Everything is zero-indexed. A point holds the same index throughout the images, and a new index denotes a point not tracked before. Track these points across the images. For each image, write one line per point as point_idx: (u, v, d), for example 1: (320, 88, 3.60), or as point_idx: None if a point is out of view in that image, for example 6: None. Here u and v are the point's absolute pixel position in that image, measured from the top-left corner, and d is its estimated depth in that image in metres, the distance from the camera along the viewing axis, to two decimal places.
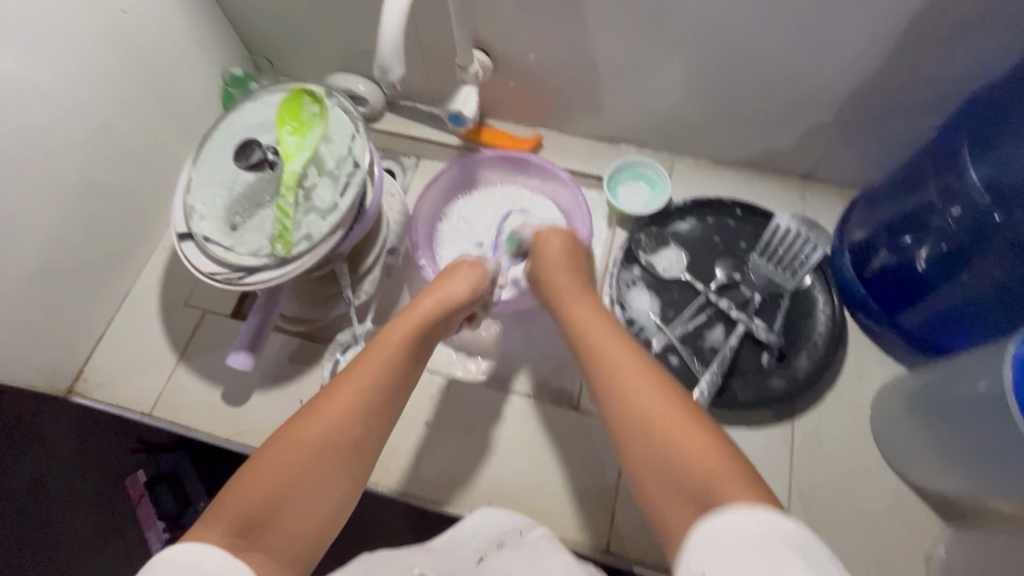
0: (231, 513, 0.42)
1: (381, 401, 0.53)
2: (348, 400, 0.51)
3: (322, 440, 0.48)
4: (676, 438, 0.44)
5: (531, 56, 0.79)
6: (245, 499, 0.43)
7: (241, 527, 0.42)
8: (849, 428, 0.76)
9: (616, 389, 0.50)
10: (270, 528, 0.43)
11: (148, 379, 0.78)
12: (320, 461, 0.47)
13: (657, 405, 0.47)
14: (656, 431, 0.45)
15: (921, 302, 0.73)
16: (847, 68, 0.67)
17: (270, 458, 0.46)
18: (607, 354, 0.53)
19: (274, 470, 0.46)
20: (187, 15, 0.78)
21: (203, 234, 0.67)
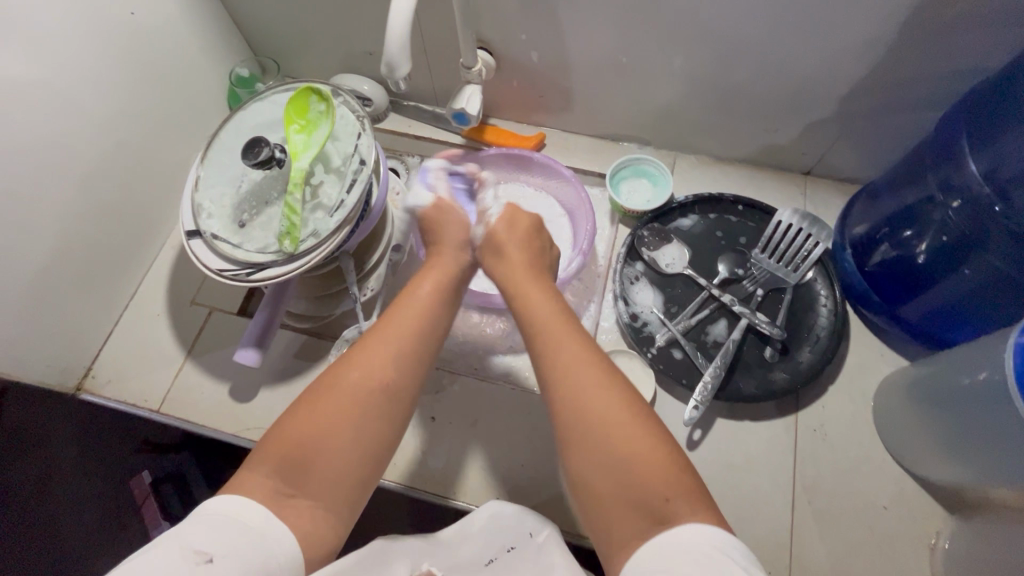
0: (272, 463, 0.47)
1: (410, 356, 0.54)
2: (378, 358, 0.53)
3: (358, 396, 0.50)
4: (645, 464, 0.47)
5: (534, 55, 0.82)
6: (287, 450, 0.47)
7: (284, 477, 0.46)
8: (853, 422, 0.74)
9: (584, 404, 0.50)
10: (310, 476, 0.47)
11: (157, 375, 0.81)
12: (353, 414, 0.50)
13: (628, 425, 0.49)
14: (633, 464, 0.47)
15: (922, 295, 0.72)
16: (842, 57, 0.70)
17: (306, 415, 0.49)
18: (575, 362, 0.52)
19: (312, 425, 0.49)
20: (198, 24, 0.85)
21: (212, 231, 0.69)
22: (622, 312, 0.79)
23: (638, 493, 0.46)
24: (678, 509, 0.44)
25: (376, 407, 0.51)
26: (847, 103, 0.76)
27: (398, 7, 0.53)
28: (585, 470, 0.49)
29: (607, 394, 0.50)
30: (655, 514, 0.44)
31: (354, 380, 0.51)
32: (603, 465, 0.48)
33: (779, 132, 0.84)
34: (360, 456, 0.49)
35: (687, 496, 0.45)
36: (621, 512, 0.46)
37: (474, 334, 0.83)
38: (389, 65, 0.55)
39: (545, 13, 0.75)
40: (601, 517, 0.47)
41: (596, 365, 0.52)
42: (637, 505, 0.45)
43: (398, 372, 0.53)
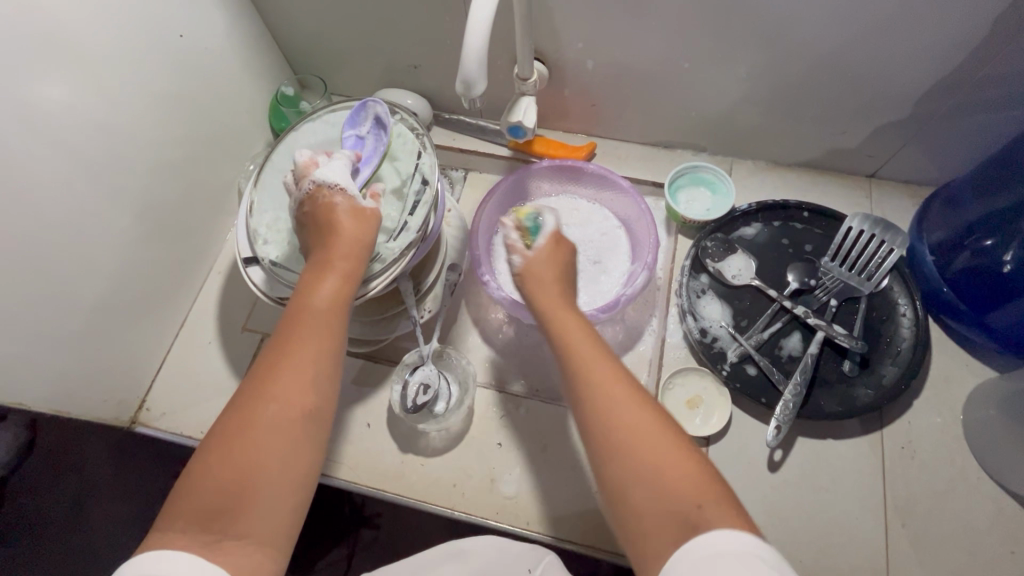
0: (190, 512, 0.43)
1: (318, 371, 0.49)
2: (295, 381, 0.48)
3: (276, 424, 0.46)
4: (678, 473, 0.43)
5: (588, 64, 0.79)
6: (204, 502, 0.43)
7: (207, 526, 0.42)
8: (942, 437, 0.71)
9: (616, 427, 0.46)
10: (236, 516, 0.43)
11: (212, 406, 0.77)
12: (283, 448, 0.46)
13: (657, 440, 0.45)
14: (665, 476, 0.43)
15: (1009, 303, 0.69)
16: (920, 56, 0.67)
17: (218, 456, 0.45)
18: (604, 382, 0.49)
19: (229, 464, 0.44)
20: (243, 45, 0.84)
21: (270, 258, 0.68)
22: (690, 328, 0.76)
23: (671, 501, 0.42)
24: (711, 518, 0.40)
25: (299, 434, 0.47)
26: (922, 103, 0.73)
27: (476, 21, 0.50)
28: (623, 494, 0.44)
29: (636, 406, 0.47)
30: (691, 524, 0.41)
31: (270, 412, 0.47)
32: (639, 484, 0.44)
33: (845, 134, 0.81)
34: (287, 479, 0.46)
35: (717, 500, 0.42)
36: (655, 526, 0.42)
37: (533, 355, 0.80)
38: (466, 83, 0.52)
39: (604, 19, 0.72)
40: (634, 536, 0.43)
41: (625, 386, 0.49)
42: (669, 516, 0.42)
43: (318, 393, 0.49)
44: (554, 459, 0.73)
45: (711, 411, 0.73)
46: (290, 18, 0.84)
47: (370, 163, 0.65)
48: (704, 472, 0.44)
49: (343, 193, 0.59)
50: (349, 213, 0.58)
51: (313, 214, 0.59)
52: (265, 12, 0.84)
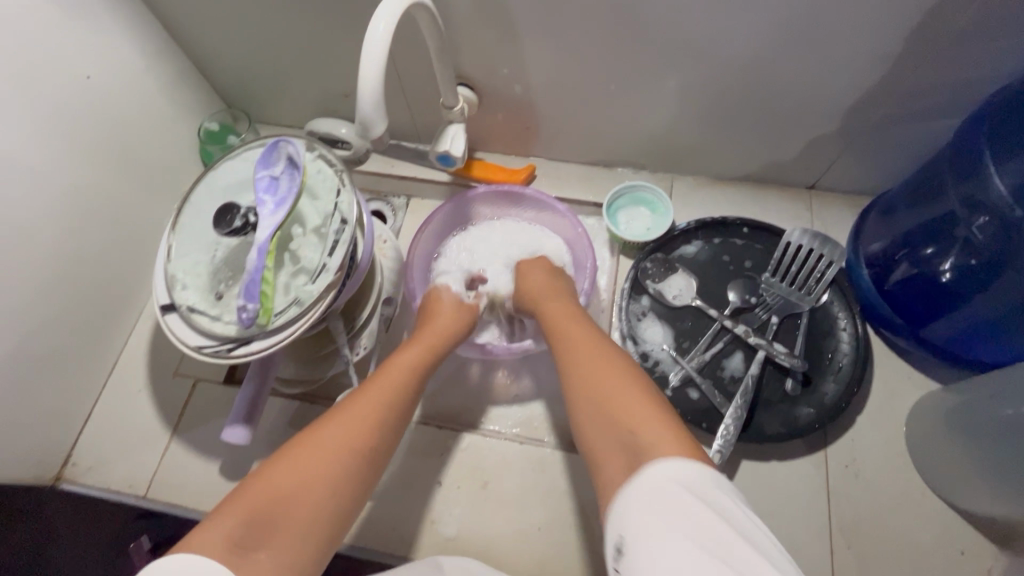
0: (243, 516, 0.44)
1: (382, 424, 0.55)
2: (366, 416, 0.54)
3: (340, 449, 0.50)
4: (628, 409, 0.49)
5: (518, 89, 0.79)
6: (260, 506, 0.45)
7: (251, 529, 0.43)
8: (885, 453, 0.70)
9: (587, 381, 0.54)
10: (279, 530, 0.44)
11: (142, 458, 0.74)
12: (335, 479, 0.49)
13: (623, 392, 0.51)
14: (612, 411, 0.50)
15: (946, 314, 0.68)
16: (845, 72, 0.66)
17: (281, 473, 0.47)
18: (581, 344, 0.59)
19: (289, 475, 0.47)
20: (166, 80, 0.82)
21: (188, 304, 0.65)
22: (630, 352, 0.74)
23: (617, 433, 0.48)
24: (647, 440, 0.45)
25: (353, 473, 0.50)
26: (853, 117, 0.72)
27: (369, 61, 0.49)
28: (581, 424, 0.53)
29: (601, 356, 0.56)
30: (633, 450, 0.46)
31: (337, 446, 0.50)
32: (600, 422, 0.50)
33: (780, 149, 0.80)
34: (331, 508, 0.48)
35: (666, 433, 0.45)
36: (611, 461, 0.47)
37: (474, 388, 0.78)
38: (364, 124, 0.50)
39: (527, 45, 0.71)
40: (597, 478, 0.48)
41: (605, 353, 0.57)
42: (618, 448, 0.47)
43: (378, 444, 0.53)
44: (495, 497, 0.71)
45: None
46: (215, 51, 0.82)
47: (284, 204, 0.61)
48: (665, 415, 0.48)
49: (457, 293, 0.74)
50: (453, 307, 0.72)
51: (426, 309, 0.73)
52: (188, 46, 0.82)
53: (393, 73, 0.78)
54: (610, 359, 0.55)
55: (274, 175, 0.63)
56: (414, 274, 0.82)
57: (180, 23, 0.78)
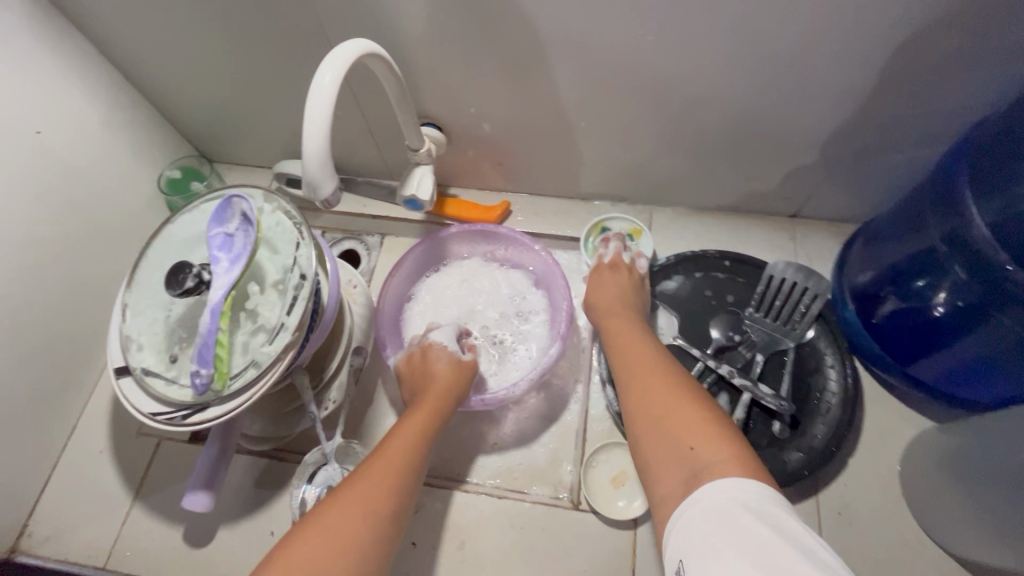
0: None
1: (398, 484, 0.52)
2: (385, 480, 0.52)
3: (361, 514, 0.48)
4: (684, 412, 0.50)
5: (486, 126, 0.77)
6: (292, 575, 0.42)
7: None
8: (878, 497, 0.67)
9: (645, 398, 0.54)
10: None
11: (101, 525, 0.71)
12: (361, 541, 0.46)
13: (686, 408, 0.51)
14: (663, 418, 0.51)
15: (936, 352, 0.65)
16: (819, 105, 0.64)
17: (305, 541, 0.45)
18: (639, 356, 0.61)
19: (318, 544, 0.44)
20: (125, 127, 0.80)
21: (143, 367, 0.61)
22: (610, 397, 0.71)
23: (672, 449, 0.48)
24: (704, 458, 0.45)
25: (378, 534, 0.48)
26: (830, 148, 0.70)
27: (312, 120, 0.46)
28: (635, 415, 0.54)
29: (659, 368, 0.58)
30: (686, 463, 0.45)
31: (359, 507, 0.48)
32: (652, 422, 0.52)
33: (758, 180, 0.78)
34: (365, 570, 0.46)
35: (711, 441, 0.46)
36: (662, 463, 0.47)
37: (450, 438, 0.74)
38: (310, 186, 0.47)
39: (491, 84, 0.70)
40: (649, 480, 0.48)
41: (668, 373, 0.56)
42: (667, 454, 0.48)
43: (398, 501, 0.51)
44: (472, 558, 0.67)
45: (636, 491, 0.68)
46: (177, 96, 0.81)
47: (239, 262, 0.59)
48: (723, 430, 0.47)
49: (452, 350, 0.69)
50: (449, 365, 0.67)
51: (413, 361, 0.69)
52: (149, 91, 0.81)
53: (358, 114, 0.76)
54: (670, 378, 0.55)
55: (231, 231, 0.60)
56: (385, 320, 0.79)
57: (138, 70, 0.77)
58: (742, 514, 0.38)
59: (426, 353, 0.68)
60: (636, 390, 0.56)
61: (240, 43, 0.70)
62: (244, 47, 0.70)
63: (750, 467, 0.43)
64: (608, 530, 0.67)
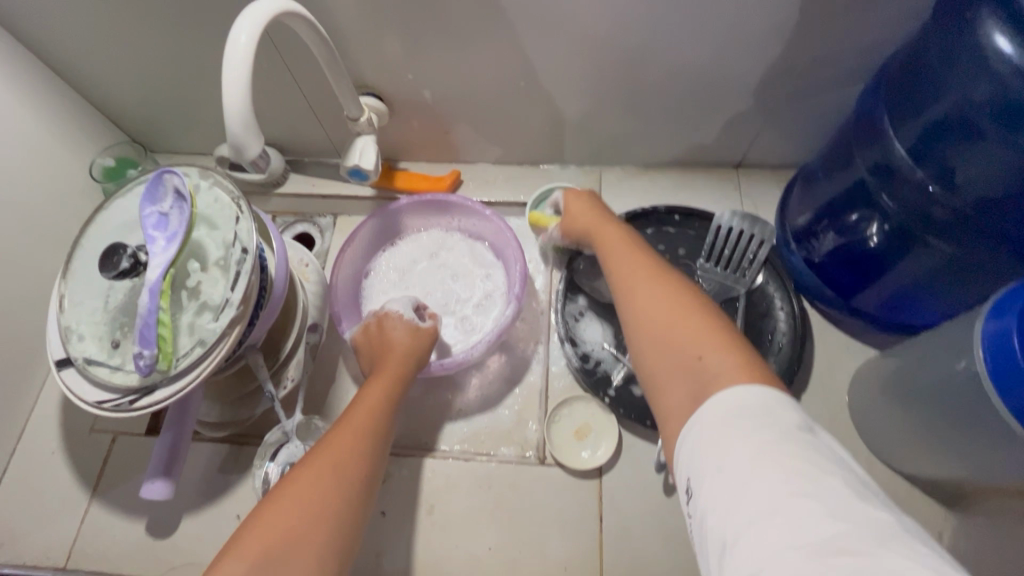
0: (252, 555, 0.41)
1: (367, 446, 0.52)
2: (353, 443, 0.52)
3: (334, 478, 0.48)
4: (690, 321, 0.45)
5: (426, 93, 0.76)
6: (272, 540, 0.42)
7: (263, 569, 0.40)
8: (829, 424, 0.70)
9: (646, 306, 0.49)
10: (290, 563, 0.41)
11: (59, 527, 0.68)
12: (338, 503, 0.46)
13: (689, 317, 0.45)
14: (667, 329, 0.45)
15: (875, 282, 0.67)
16: (748, 50, 0.65)
17: (282, 508, 0.44)
18: (633, 267, 0.55)
19: (289, 512, 0.44)
20: (49, 118, 0.76)
21: (85, 356, 0.59)
22: (570, 354, 0.72)
23: (677, 358, 0.43)
24: (714, 362, 0.40)
25: (354, 495, 0.48)
26: (764, 94, 0.71)
27: (230, 81, 0.45)
28: (634, 327, 0.49)
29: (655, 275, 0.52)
30: (695, 373, 0.41)
31: (332, 471, 0.48)
32: (654, 332, 0.46)
33: (700, 131, 0.79)
34: (343, 534, 0.45)
35: (723, 349, 0.41)
36: (669, 377, 0.43)
37: (415, 408, 0.74)
38: (236, 148, 0.46)
39: (425, 49, 0.69)
40: (654, 394, 0.44)
41: (662, 280, 0.51)
42: (674, 365, 0.43)
43: (369, 463, 0.51)
44: (444, 521, 0.67)
45: (599, 440, 0.70)
46: (103, 82, 0.78)
47: (175, 240, 0.57)
48: (733, 338, 0.42)
49: (406, 317, 0.68)
50: (406, 332, 0.66)
51: (366, 330, 0.68)
52: (72, 78, 0.77)
53: (294, 87, 0.75)
54: (669, 285, 0.50)
55: (166, 209, 0.59)
56: (339, 297, 0.78)
57: (56, 55, 0.73)
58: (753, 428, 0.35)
59: (382, 321, 0.67)
60: (634, 300, 0.50)
61: (161, 19, 0.67)
62: (164, 24, 0.67)
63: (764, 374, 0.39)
64: (575, 480, 0.68)
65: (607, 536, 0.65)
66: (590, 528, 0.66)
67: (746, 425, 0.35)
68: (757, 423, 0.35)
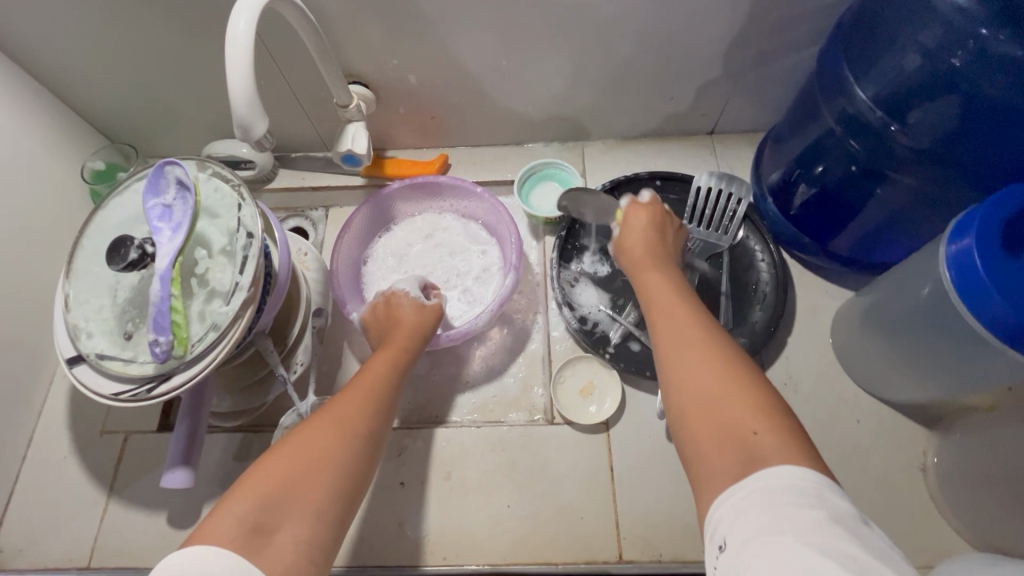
0: (253, 501, 0.43)
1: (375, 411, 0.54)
2: (361, 405, 0.53)
3: (337, 437, 0.49)
4: (738, 397, 0.42)
5: (411, 79, 0.78)
6: (273, 488, 0.44)
7: (264, 514, 0.42)
8: (817, 363, 0.74)
9: (689, 366, 0.46)
10: (289, 514, 0.43)
11: (78, 528, 0.69)
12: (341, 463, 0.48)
13: (738, 392, 0.43)
14: (715, 398, 0.43)
15: (848, 226, 0.72)
16: (714, 17, 0.69)
17: (284, 459, 0.46)
18: (687, 314, 0.52)
19: (290, 466, 0.46)
20: (34, 126, 0.76)
21: (96, 352, 0.60)
22: (570, 318, 0.75)
23: (725, 429, 0.41)
24: (770, 445, 0.38)
25: (358, 456, 0.49)
26: (733, 59, 0.75)
27: (234, 63, 0.47)
28: (680, 388, 0.45)
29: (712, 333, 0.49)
30: (744, 449, 0.39)
31: (334, 432, 0.49)
32: (702, 396, 0.43)
33: (675, 100, 0.83)
34: (346, 491, 0.47)
35: (777, 429, 0.39)
36: (714, 448, 0.40)
37: (424, 382, 0.76)
38: (243, 128, 0.48)
39: (408, 34, 0.71)
40: (693, 454, 0.42)
41: (710, 338, 0.48)
42: (722, 437, 0.41)
43: (375, 426, 0.53)
44: (461, 486, 0.70)
45: (604, 395, 0.73)
46: (86, 87, 0.78)
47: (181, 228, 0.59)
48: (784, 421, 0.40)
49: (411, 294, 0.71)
50: (412, 309, 0.69)
51: (376, 306, 0.70)
52: (52, 83, 0.77)
53: (281, 81, 0.76)
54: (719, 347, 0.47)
55: (171, 201, 0.61)
56: (342, 282, 0.79)
57: (37, 60, 0.73)
58: (803, 504, 0.34)
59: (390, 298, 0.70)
60: (682, 355, 0.47)
61: (145, 18, 0.68)
62: (149, 26, 0.69)
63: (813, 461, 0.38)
64: (583, 435, 0.71)
65: (618, 485, 0.68)
66: (602, 478, 0.69)
67: (794, 506, 0.34)
68: (803, 504, 0.34)
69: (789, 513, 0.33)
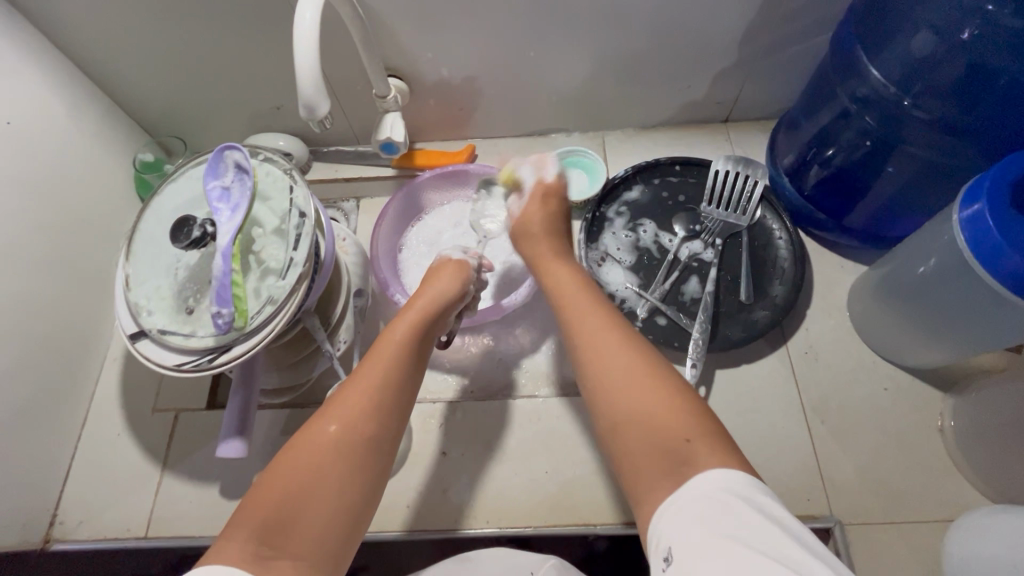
0: (252, 520, 0.42)
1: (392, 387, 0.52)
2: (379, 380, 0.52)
3: (340, 434, 0.47)
4: (654, 412, 0.45)
5: (443, 72, 0.83)
6: (275, 500, 0.43)
7: (268, 530, 0.42)
8: (835, 333, 0.78)
9: (611, 383, 0.49)
10: (292, 532, 0.42)
11: (134, 500, 0.72)
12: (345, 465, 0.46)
13: (660, 400, 0.46)
14: (640, 415, 0.46)
15: (860, 203, 0.76)
16: (732, 7, 0.74)
17: (287, 465, 0.45)
18: (599, 325, 0.53)
19: (293, 474, 0.45)
20: (86, 120, 0.80)
21: (158, 327, 0.63)
22: None
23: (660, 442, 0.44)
24: (701, 451, 0.42)
25: (367, 452, 0.48)
26: (748, 47, 0.80)
27: (301, 50, 0.51)
28: (608, 408, 0.48)
29: (623, 343, 0.51)
30: (679, 459, 0.42)
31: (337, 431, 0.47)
32: (630, 413, 0.46)
33: (692, 89, 0.88)
34: (356, 493, 0.46)
35: (709, 436, 0.43)
36: (647, 464, 0.44)
37: (459, 360, 0.80)
38: (308, 107, 0.52)
39: (442, 29, 0.76)
40: (628, 468, 0.45)
41: (629, 349, 0.50)
42: (655, 453, 0.44)
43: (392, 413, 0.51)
44: (499, 454, 0.73)
45: None
46: (135, 84, 0.82)
47: (241, 208, 0.63)
48: (712, 423, 0.44)
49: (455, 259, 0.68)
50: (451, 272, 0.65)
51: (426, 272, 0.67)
52: (103, 80, 0.81)
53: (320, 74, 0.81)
54: (639, 356, 0.49)
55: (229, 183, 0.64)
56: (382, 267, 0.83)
57: (91, 58, 0.77)
58: (732, 504, 0.38)
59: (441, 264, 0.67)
60: (600, 373, 0.50)
61: (197, 16, 0.72)
62: (200, 23, 0.73)
63: (738, 459, 0.42)
64: None
65: None
66: None
67: (724, 503, 0.38)
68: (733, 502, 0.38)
69: (722, 515, 0.37)
